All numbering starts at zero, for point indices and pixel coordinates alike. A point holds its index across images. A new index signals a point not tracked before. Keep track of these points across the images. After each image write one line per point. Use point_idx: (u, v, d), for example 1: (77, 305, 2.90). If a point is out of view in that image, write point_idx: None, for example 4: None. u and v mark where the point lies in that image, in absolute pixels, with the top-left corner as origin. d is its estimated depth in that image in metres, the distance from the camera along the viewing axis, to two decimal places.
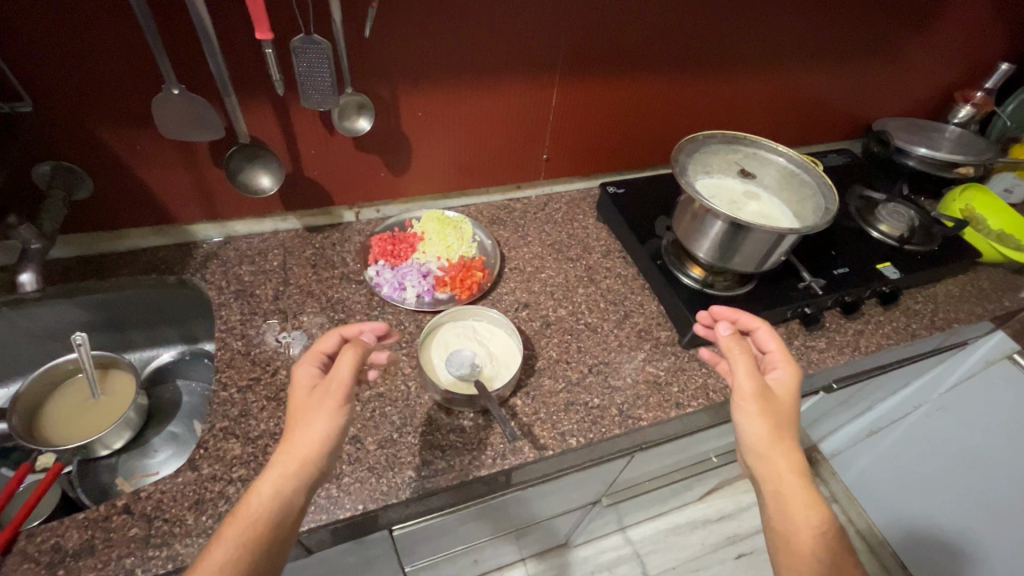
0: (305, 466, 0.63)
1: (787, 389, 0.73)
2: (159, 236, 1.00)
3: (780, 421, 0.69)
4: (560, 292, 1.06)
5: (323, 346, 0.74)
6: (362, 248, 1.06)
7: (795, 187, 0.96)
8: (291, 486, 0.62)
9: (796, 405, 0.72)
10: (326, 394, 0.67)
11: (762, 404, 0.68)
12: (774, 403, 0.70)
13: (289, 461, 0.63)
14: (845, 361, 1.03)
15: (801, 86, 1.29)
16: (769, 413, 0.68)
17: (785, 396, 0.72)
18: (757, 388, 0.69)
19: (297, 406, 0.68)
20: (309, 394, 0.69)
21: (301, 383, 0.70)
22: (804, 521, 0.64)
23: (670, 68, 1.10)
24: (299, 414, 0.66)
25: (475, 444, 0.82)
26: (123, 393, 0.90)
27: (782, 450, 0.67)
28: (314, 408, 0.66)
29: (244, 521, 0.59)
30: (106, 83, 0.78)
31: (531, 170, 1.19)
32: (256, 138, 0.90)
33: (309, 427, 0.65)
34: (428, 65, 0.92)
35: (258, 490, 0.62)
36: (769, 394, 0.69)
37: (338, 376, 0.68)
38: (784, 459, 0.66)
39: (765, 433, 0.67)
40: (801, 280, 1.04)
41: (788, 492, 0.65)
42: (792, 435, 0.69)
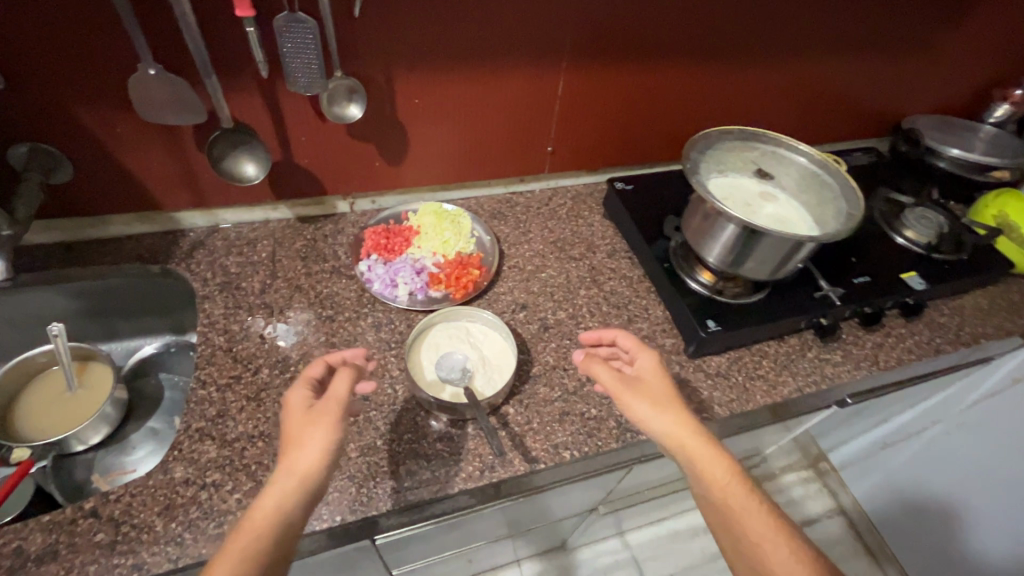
0: (303, 480, 0.60)
1: (657, 368, 0.75)
2: (145, 223, 0.96)
3: (659, 395, 0.71)
4: (560, 294, 1.01)
5: (311, 372, 0.70)
6: (356, 241, 1.02)
7: (816, 189, 0.88)
8: (294, 499, 0.59)
9: (669, 377, 0.74)
10: (322, 412, 0.64)
11: (634, 391, 0.71)
12: (643, 385, 0.73)
13: (287, 476, 0.60)
14: (862, 376, 0.97)
15: (826, 80, 1.21)
16: (644, 394, 0.71)
17: (655, 371, 0.75)
18: (620, 380, 0.73)
19: (290, 431, 0.63)
20: (304, 413, 0.65)
21: (297, 404, 0.66)
22: (724, 474, 0.65)
23: (684, 57, 1.04)
24: (295, 434, 0.62)
25: (462, 454, 0.78)
26: (101, 387, 0.86)
27: (672, 414, 0.69)
28: (320, 429, 0.62)
29: (245, 536, 0.55)
30: (79, 62, 0.73)
31: (535, 162, 1.13)
32: (242, 123, 0.85)
33: (308, 445, 0.61)
34: (424, 49, 0.86)
35: (267, 498, 0.58)
36: (633, 380, 0.73)
37: (334, 394, 0.66)
38: (674, 424, 0.68)
39: (648, 411, 0.69)
40: (818, 289, 0.98)
41: (695, 453, 0.66)
42: (677, 401, 0.71)
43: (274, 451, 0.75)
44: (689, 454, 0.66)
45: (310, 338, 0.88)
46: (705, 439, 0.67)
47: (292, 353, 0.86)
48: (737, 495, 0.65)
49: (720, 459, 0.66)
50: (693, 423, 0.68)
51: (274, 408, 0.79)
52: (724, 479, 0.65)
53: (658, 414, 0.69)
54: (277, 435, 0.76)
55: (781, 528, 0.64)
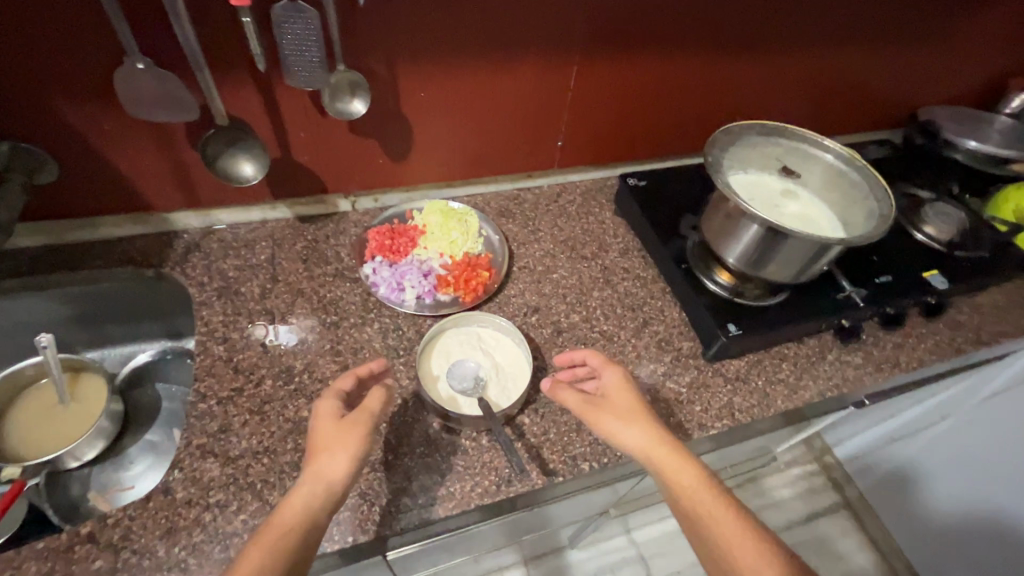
0: (330, 488, 0.59)
1: (622, 383, 0.73)
2: (136, 225, 0.91)
3: (623, 410, 0.70)
4: (572, 295, 0.97)
5: (342, 386, 0.69)
6: (359, 242, 0.97)
7: (843, 188, 0.84)
8: (319, 504, 0.59)
9: (634, 391, 0.72)
10: (352, 423, 0.64)
11: (595, 410, 0.71)
12: (609, 401, 0.71)
13: (316, 481, 0.59)
14: (883, 378, 0.94)
15: (844, 69, 1.17)
16: (605, 412, 0.70)
17: (620, 388, 0.73)
18: (582, 401, 0.72)
19: (321, 439, 0.63)
20: (337, 423, 0.64)
21: (329, 413, 0.65)
22: (691, 480, 0.64)
23: (701, 46, 0.99)
24: (329, 446, 0.62)
25: (477, 467, 0.75)
26: (95, 400, 0.82)
27: (637, 427, 0.68)
28: (355, 438, 0.63)
29: (266, 544, 0.55)
30: (61, 55, 0.68)
31: (544, 157, 1.09)
32: (238, 120, 0.80)
33: (338, 454, 0.61)
34: (431, 39, 0.81)
35: (294, 498, 0.58)
36: (596, 399, 0.72)
37: (369, 409, 0.66)
38: (635, 438, 0.67)
39: (610, 429, 0.69)
40: (839, 290, 0.94)
41: (661, 460, 0.65)
42: (640, 414, 0.70)
43: (280, 468, 0.72)
44: (656, 461, 0.66)
45: (314, 346, 0.84)
46: (671, 447, 0.67)
47: (296, 362, 0.82)
48: (707, 501, 0.63)
49: (687, 466, 0.65)
50: (659, 433, 0.68)
51: (279, 422, 0.76)
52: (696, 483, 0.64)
53: (623, 427, 0.68)
54: (283, 450, 0.73)
55: (755, 533, 0.62)
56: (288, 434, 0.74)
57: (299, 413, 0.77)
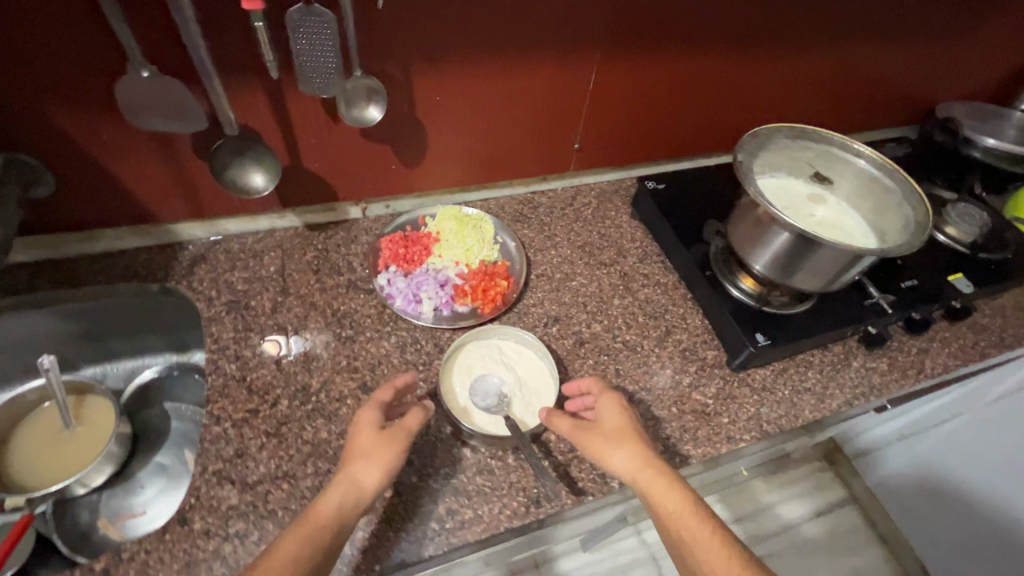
0: (360, 494, 0.59)
1: (618, 407, 0.70)
2: (138, 237, 0.87)
3: (614, 433, 0.67)
4: (593, 304, 0.95)
5: (382, 395, 0.69)
6: (372, 251, 0.94)
7: (875, 194, 0.82)
8: (352, 508, 0.58)
9: (630, 415, 0.70)
10: (391, 433, 0.64)
11: (586, 434, 0.68)
12: (600, 424, 0.69)
13: (350, 486, 0.59)
14: (909, 385, 0.93)
15: (863, 67, 1.14)
16: (594, 437, 0.67)
17: (615, 411, 0.70)
18: (573, 424, 0.69)
19: (358, 447, 0.63)
20: (376, 434, 0.64)
21: (370, 421, 0.65)
22: (676, 504, 0.61)
23: (723, 44, 0.96)
24: (363, 452, 0.62)
25: (504, 488, 0.73)
26: (102, 423, 0.79)
27: (626, 449, 0.65)
28: (389, 450, 0.63)
29: (298, 538, 0.55)
30: (57, 62, 0.63)
31: (559, 159, 1.05)
32: (246, 128, 0.76)
33: (372, 464, 0.61)
34: (449, 40, 0.77)
35: (328, 497, 0.58)
36: (588, 424, 0.69)
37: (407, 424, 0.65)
38: (623, 461, 0.65)
39: (599, 453, 0.66)
40: (866, 296, 0.92)
41: (646, 484, 0.62)
42: (631, 437, 0.67)
43: (301, 494, 0.69)
44: (643, 483, 0.63)
45: (330, 363, 0.81)
46: (658, 470, 0.63)
47: (312, 380, 0.79)
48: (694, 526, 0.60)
49: (673, 490, 0.62)
50: (649, 455, 0.65)
51: (297, 444, 0.73)
52: (682, 506, 0.60)
53: (610, 450, 0.66)
54: (303, 474, 0.70)
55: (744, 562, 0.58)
56: (308, 457, 0.72)
57: (317, 434, 0.74)
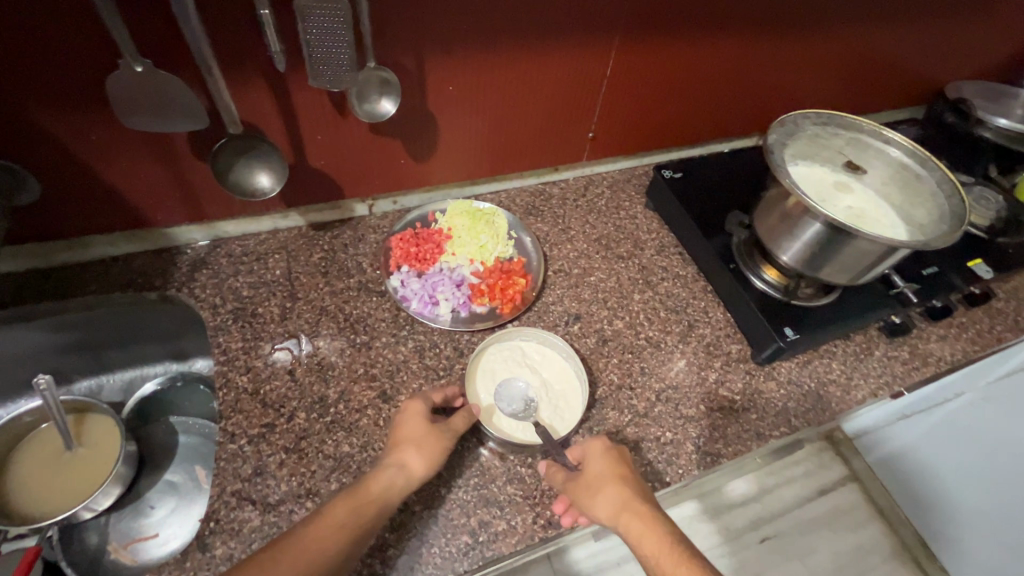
0: (407, 477, 0.62)
1: (602, 454, 0.67)
2: (132, 242, 0.81)
3: (598, 480, 0.64)
4: (613, 300, 0.92)
5: (435, 395, 0.71)
6: (382, 250, 0.89)
7: (906, 185, 0.80)
8: (400, 489, 0.61)
9: (616, 461, 0.66)
10: (441, 427, 0.67)
11: (573, 487, 0.65)
12: (582, 474, 0.66)
13: (397, 468, 0.62)
14: (931, 373, 0.93)
15: (884, 53, 1.10)
16: (578, 490, 0.65)
17: (601, 456, 0.66)
18: (561, 477, 0.67)
19: (405, 434, 0.66)
20: (423, 426, 0.66)
21: (418, 411, 0.67)
22: (652, 548, 0.57)
23: (744, 28, 0.91)
24: (414, 440, 0.65)
25: (536, 497, 0.70)
26: (106, 442, 0.74)
27: (608, 491, 0.62)
28: (436, 443, 0.65)
29: (347, 503, 0.58)
30: (39, 58, 0.57)
31: (572, 149, 1.01)
32: (250, 126, 0.71)
33: (422, 454, 0.64)
34: (463, 26, 0.72)
35: (379, 476, 0.61)
36: (574, 475, 0.67)
37: (452, 425, 0.68)
38: (603, 509, 0.62)
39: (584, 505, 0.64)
40: (891, 285, 0.91)
41: (626, 526, 0.59)
42: (612, 484, 0.63)
43: None
44: (625, 527, 0.59)
45: (346, 371, 0.77)
46: (636, 514, 0.60)
47: (329, 391, 0.75)
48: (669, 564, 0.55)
49: (650, 534, 0.58)
50: (630, 498, 0.61)
51: (318, 460, 0.69)
52: (658, 547, 0.56)
53: (590, 498, 0.63)
54: (327, 491, 0.67)
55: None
56: (331, 473, 0.69)
57: (339, 448, 0.70)
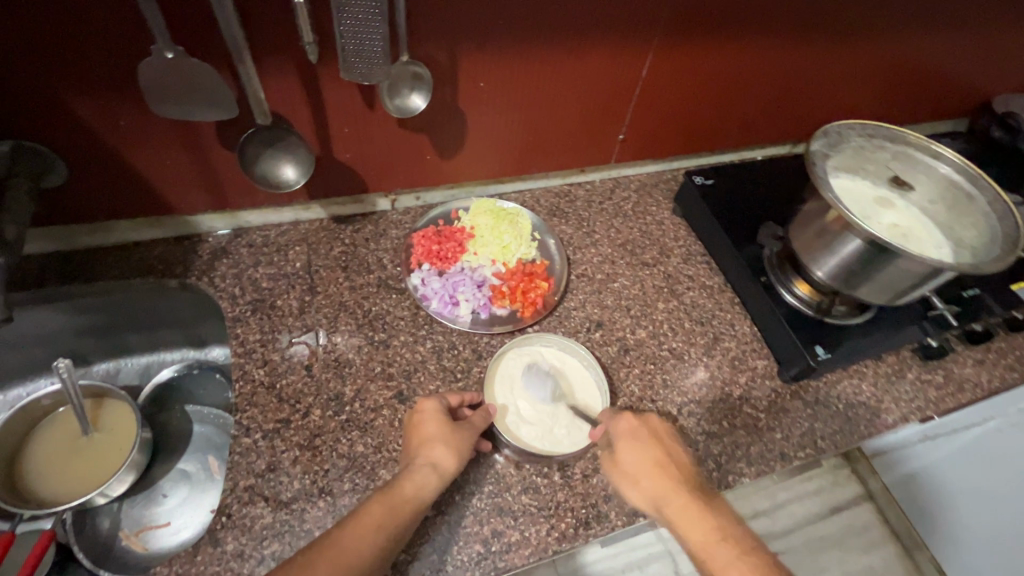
0: (439, 476, 0.61)
1: (642, 436, 0.67)
2: (155, 228, 0.81)
3: (638, 465, 0.64)
4: (636, 308, 0.89)
5: (453, 400, 0.69)
6: (403, 247, 0.88)
7: (956, 205, 0.75)
8: (433, 487, 0.60)
9: (654, 445, 0.66)
10: (461, 425, 0.66)
11: (614, 467, 0.67)
12: (619, 457, 0.67)
13: (430, 469, 0.61)
14: (966, 400, 0.89)
15: (931, 62, 1.05)
16: (619, 471, 0.66)
17: (638, 440, 0.67)
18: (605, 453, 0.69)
19: (431, 431, 0.64)
20: (445, 424, 0.65)
21: (435, 411, 0.66)
22: (701, 536, 0.57)
23: (787, 32, 0.87)
24: (438, 438, 0.64)
25: (551, 509, 0.69)
26: (121, 428, 0.74)
27: (648, 479, 0.63)
28: (462, 437, 0.65)
29: (384, 505, 0.57)
30: (72, 40, 0.56)
31: (601, 150, 0.99)
32: (278, 116, 0.70)
33: (447, 453, 0.63)
34: (498, 22, 0.70)
35: (412, 478, 0.60)
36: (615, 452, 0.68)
37: (471, 429, 0.66)
38: (642, 495, 0.63)
39: (625, 488, 0.65)
40: (929, 307, 0.87)
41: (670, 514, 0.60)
42: (651, 471, 0.64)
43: (338, 512, 0.65)
44: (668, 517, 0.60)
45: (363, 369, 0.76)
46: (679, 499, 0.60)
47: (345, 388, 0.74)
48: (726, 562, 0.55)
49: (695, 521, 0.58)
50: (671, 485, 0.62)
51: (332, 459, 0.68)
52: None
53: (631, 483, 0.64)
54: (340, 491, 0.66)
55: None
56: (345, 472, 0.67)
57: (353, 448, 0.69)
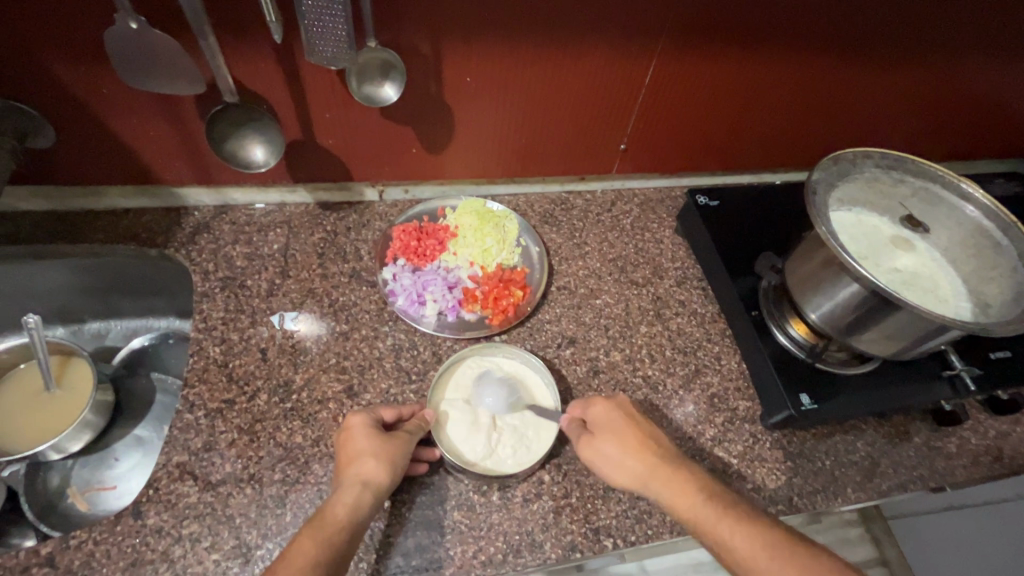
0: (373, 492, 0.58)
1: (617, 416, 0.65)
2: (144, 197, 0.82)
3: (628, 438, 0.63)
4: (615, 329, 0.84)
5: (386, 414, 0.66)
6: (381, 239, 0.86)
7: (982, 253, 0.67)
8: (367, 506, 0.57)
9: (630, 421, 0.65)
10: (395, 435, 0.63)
11: (597, 453, 0.63)
12: (595, 437, 0.64)
13: (362, 487, 0.58)
14: (981, 475, 0.79)
15: (987, 94, 0.94)
16: (605, 457, 0.62)
17: (616, 418, 0.65)
18: (583, 443, 0.64)
19: (360, 446, 0.61)
20: (376, 437, 0.62)
21: (365, 425, 0.63)
22: (690, 497, 0.57)
23: (813, 47, 0.79)
24: (369, 452, 0.60)
25: (482, 530, 0.66)
26: (82, 388, 0.77)
27: (636, 456, 0.61)
28: (396, 448, 0.62)
29: (313, 538, 0.53)
30: (47, 8, 0.58)
31: (601, 159, 0.94)
32: (252, 95, 0.70)
33: (380, 466, 0.60)
34: (482, 16, 0.66)
35: (342, 500, 0.57)
36: (594, 436, 0.64)
37: (404, 443, 0.63)
38: (633, 470, 0.61)
39: (618, 469, 0.61)
40: (945, 365, 0.78)
41: (662, 484, 0.59)
42: (637, 445, 0.62)
43: (263, 502, 0.64)
44: (659, 488, 0.59)
45: (317, 359, 0.75)
46: (667, 471, 0.60)
47: (296, 376, 0.73)
48: (737, 537, 0.53)
49: (686, 487, 0.58)
50: (660, 460, 0.61)
51: (268, 447, 0.67)
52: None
53: (615, 462, 0.62)
54: (269, 481, 0.65)
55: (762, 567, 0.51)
56: (278, 462, 0.66)
57: (292, 438, 0.68)
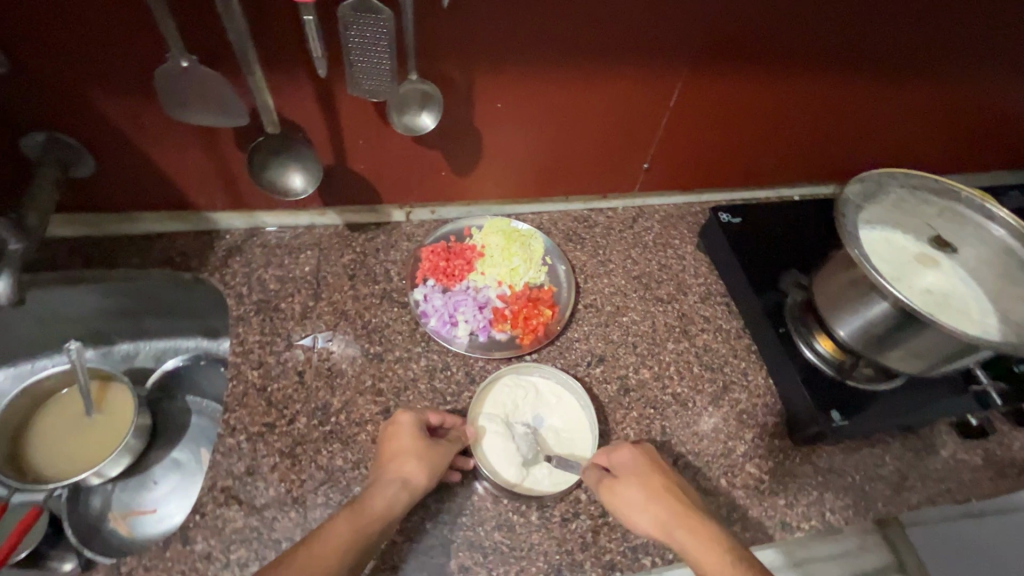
0: (409, 492, 0.61)
1: (642, 465, 0.65)
2: (176, 222, 0.83)
3: (652, 489, 0.63)
4: (643, 346, 0.85)
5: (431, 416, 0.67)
6: (411, 260, 0.87)
7: (1010, 273, 0.68)
8: (402, 504, 0.60)
9: (654, 471, 0.65)
10: (439, 441, 0.65)
11: (621, 502, 0.63)
12: (618, 483, 0.64)
13: (400, 485, 0.60)
14: (1007, 487, 0.80)
15: (1001, 110, 0.96)
16: (629, 507, 0.62)
17: (643, 467, 0.65)
18: (607, 490, 0.64)
19: (404, 445, 0.63)
20: (421, 438, 0.64)
21: (412, 424, 0.64)
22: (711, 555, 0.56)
23: (833, 68, 0.81)
24: (413, 452, 0.62)
25: (524, 550, 0.67)
26: (122, 413, 0.79)
27: (660, 507, 0.61)
28: (438, 454, 0.64)
29: (350, 524, 0.55)
30: (98, 47, 0.59)
31: (624, 177, 0.95)
32: (291, 125, 0.71)
33: (420, 466, 0.62)
34: (515, 47, 0.68)
35: (379, 493, 0.59)
36: (618, 483, 0.64)
37: (446, 451, 0.65)
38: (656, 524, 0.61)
39: (641, 517, 0.62)
40: (970, 380, 0.79)
41: (685, 541, 0.58)
42: (660, 496, 0.62)
43: (307, 525, 0.65)
44: (681, 543, 0.58)
45: (353, 381, 0.76)
46: (693, 524, 0.59)
47: (333, 399, 0.74)
48: None
49: (710, 544, 0.57)
50: (685, 514, 0.60)
51: (310, 470, 0.68)
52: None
53: (640, 512, 0.62)
54: (313, 504, 0.66)
55: None
56: (320, 485, 0.68)
57: (332, 461, 0.69)
